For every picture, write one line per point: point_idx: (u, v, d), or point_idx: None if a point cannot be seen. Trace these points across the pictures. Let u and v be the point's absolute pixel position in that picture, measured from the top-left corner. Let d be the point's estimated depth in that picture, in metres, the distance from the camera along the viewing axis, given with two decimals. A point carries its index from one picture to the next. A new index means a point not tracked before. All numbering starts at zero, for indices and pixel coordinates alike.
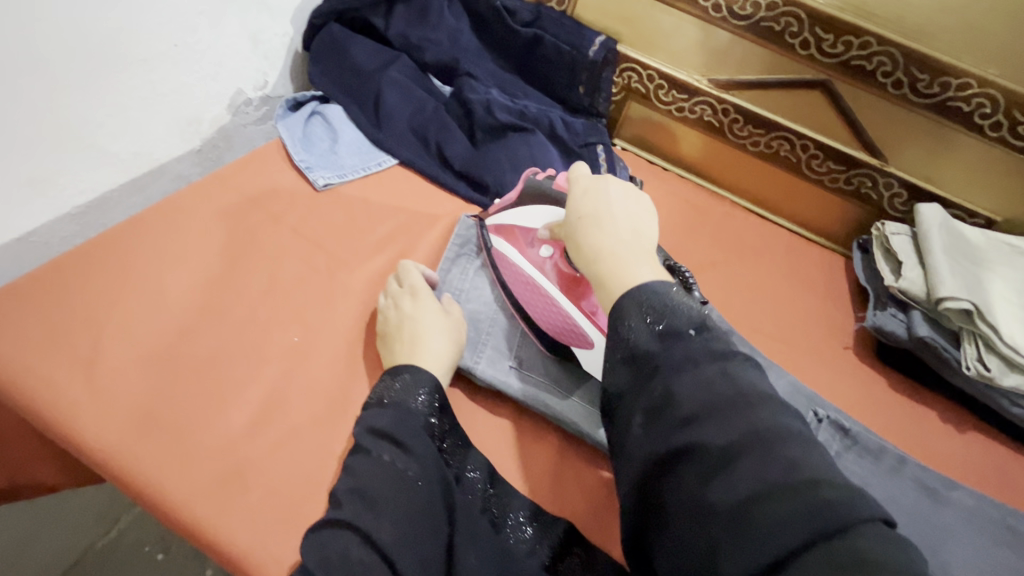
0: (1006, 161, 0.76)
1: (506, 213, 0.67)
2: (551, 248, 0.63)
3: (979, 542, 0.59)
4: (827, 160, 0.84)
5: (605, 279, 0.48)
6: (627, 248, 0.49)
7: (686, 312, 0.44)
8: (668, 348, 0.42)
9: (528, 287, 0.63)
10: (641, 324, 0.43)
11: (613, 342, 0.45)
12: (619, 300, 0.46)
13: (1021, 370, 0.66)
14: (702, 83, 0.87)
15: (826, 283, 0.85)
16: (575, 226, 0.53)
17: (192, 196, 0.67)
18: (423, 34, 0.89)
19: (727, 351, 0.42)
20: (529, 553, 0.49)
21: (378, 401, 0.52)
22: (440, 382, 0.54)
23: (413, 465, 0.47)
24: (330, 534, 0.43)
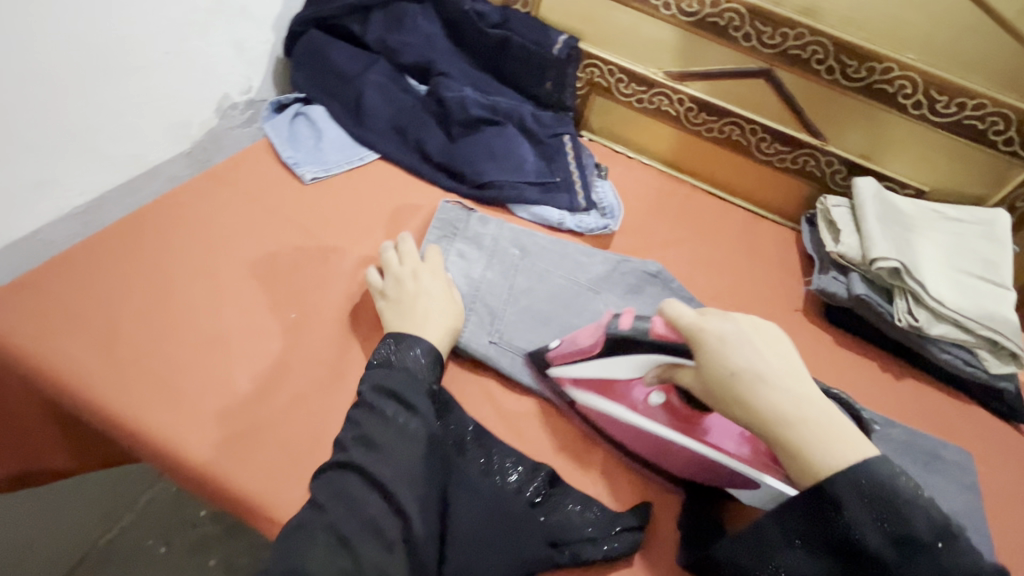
0: (931, 136, 0.85)
1: (585, 367, 0.61)
2: (660, 392, 0.60)
3: (911, 468, 0.67)
4: (774, 142, 0.93)
5: (801, 450, 0.46)
6: (813, 410, 0.46)
7: (925, 514, 0.44)
8: (908, 556, 0.43)
9: (657, 444, 0.59)
10: (874, 525, 0.44)
11: (834, 528, 0.45)
12: (832, 484, 0.45)
13: (946, 319, 0.75)
14: (659, 76, 0.95)
15: (778, 254, 0.92)
16: (733, 389, 0.48)
17: (190, 193, 0.72)
18: (400, 38, 0.95)
19: (973, 563, 0.43)
20: (517, 492, 0.56)
21: (381, 363, 0.57)
22: (439, 349, 0.60)
23: (418, 422, 0.53)
24: (337, 473, 0.49)
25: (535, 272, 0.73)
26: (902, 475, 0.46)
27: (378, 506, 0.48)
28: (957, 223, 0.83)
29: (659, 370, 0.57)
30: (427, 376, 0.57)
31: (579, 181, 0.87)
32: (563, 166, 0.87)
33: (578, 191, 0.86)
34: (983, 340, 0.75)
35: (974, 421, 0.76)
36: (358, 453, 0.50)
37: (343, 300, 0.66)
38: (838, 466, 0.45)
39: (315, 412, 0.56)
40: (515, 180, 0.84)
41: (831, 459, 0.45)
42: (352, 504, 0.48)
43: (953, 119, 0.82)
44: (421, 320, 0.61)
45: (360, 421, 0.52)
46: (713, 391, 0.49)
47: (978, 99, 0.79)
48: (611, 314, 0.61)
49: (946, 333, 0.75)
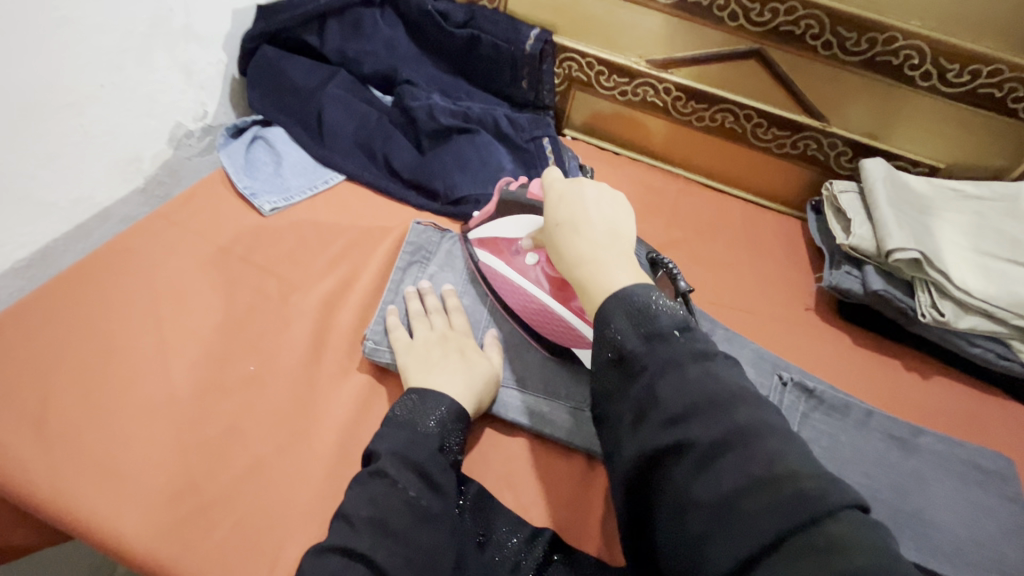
0: (943, 109, 0.77)
1: (487, 226, 0.66)
2: (536, 254, 0.61)
3: (952, 484, 0.60)
4: (771, 127, 0.86)
5: (586, 285, 0.48)
6: (608, 251, 0.48)
7: (669, 312, 0.43)
8: (652, 347, 0.42)
9: (523, 301, 0.61)
10: (624, 325, 0.43)
11: (597, 344, 0.44)
12: (603, 304, 0.45)
13: (974, 311, 0.68)
14: (642, 65, 0.88)
15: (785, 248, 0.85)
16: (554, 233, 0.52)
17: (138, 236, 0.67)
18: (359, 46, 0.88)
19: (710, 350, 0.42)
20: (515, 568, 0.48)
21: (404, 426, 0.49)
22: (467, 412, 0.53)
23: (434, 500, 0.46)
24: (337, 566, 0.41)
25: None
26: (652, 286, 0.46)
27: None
28: (977, 202, 0.77)
29: (533, 231, 0.60)
30: (450, 439, 0.50)
31: None
32: (544, 172, 0.81)
33: None
34: (1018, 331, 0.68)
35: (1013, 418, 0.69)
36: (361, 538, 0.42)
37: (308, 347, 0.60)
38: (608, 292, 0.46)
39: (280, 481, 0.51)
40: (491, 190, 0.78)
41: (607, 288, 0.46)
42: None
43: (966, 88, 0.75)
44: (441, 373, 0.55)
45: (373, 500, 0.44)
46: (545, 236, 0.54)
47: (994, 64, 0.72)
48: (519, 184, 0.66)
49: (976, 326, 0.68)
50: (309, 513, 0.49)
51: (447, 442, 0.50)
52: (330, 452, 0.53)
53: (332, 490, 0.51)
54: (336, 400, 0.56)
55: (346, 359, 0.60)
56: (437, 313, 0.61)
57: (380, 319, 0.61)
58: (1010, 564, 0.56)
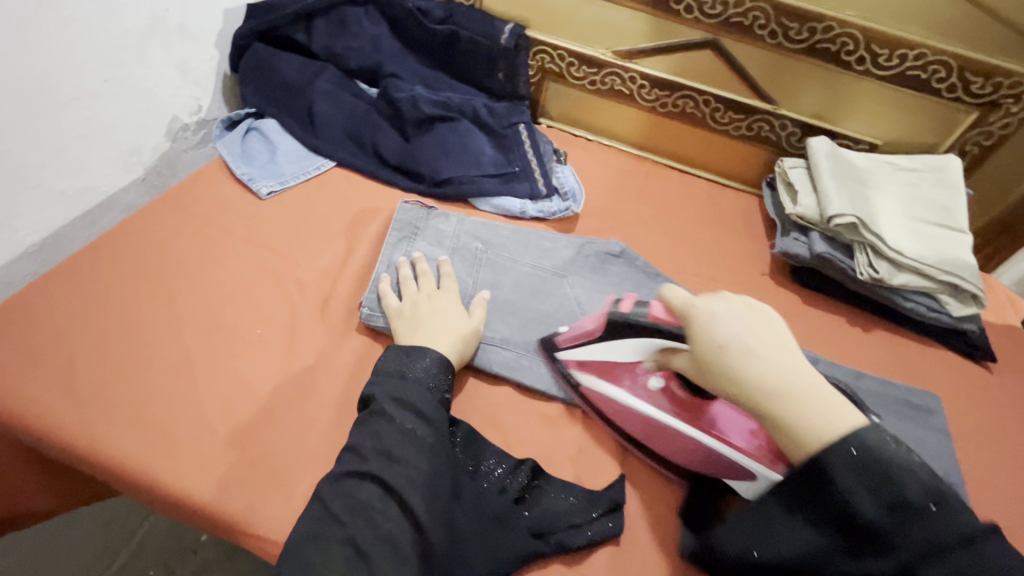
0: (878, 90, 0.86)
1: (586, 348, 0.62)
2: (660, 376, 0.59)
3: (888, 419, 0.68)
4: (728, 111, 0.94)
5: (790, 424, 0.45)
6: (799, 381, 0.46)
7: (917, 481, 0.42)
8: (902, 521, 0.41)
9: (665, 435, 0.57)
10: (864, 494, 0.42)
11: (824, 502, 0.44)
12: (824, 457, 0.43)
13: (906, 269, 0.77)
14: (608, 56, 0.95)
15: (743, 221, 0.93)
16: (723, 362, 0.48)
17: (145, 218, 0.72)
18: (346, 43, 0.94)
19: (972, 523, 0.41)
20: (501, 491, 0.54)
21: (394, 375, 0.56)
22: (451, 361, 0.59)
23: (429, 432, 0.52)
24: (352, 487, 0.49)
25: (501, 264, 0.74)
26: (880, 432, 0.44)
27: (394, 520, 0.47)
28: (911, 173, 0.85)
29: (658, 355, 0.57)
30: (438, 384, 0.57)
31: (538, 168, 0.87)
32: (521, 156, 0.87)
33: (537, 179, 0.86)
34: (944, 285, 0.77)
35: (943, 364, 0.78)
36: (367, 463, 0.49)
37: (307, 313, 0.66)
38: (826, 439, 0.44)
39: (287, 426, 0.57)
40: (473, 173, 0.85)
41: (820, 433, 0.44)
42: (371, 517, 0.47)
43: (896, 71, 0.83)
44: (427, 330, 0.61)
45: (376, 434, 0.51)
46: (701, 363, 0.50)
47: (918, 48, 0.80)
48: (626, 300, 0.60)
49: (908, 282, 0.76)
50: (316, 453, 0.55)
51: (435, 386, 0.56)
52: (333, 402, 0.59)
53: (336, 433, 0.57)
54: (335, 358, 0.62)
55: (344, 322, 0.65)
56: (424, 280, 0.67)
57: (373, 287, 0.67)
58: None
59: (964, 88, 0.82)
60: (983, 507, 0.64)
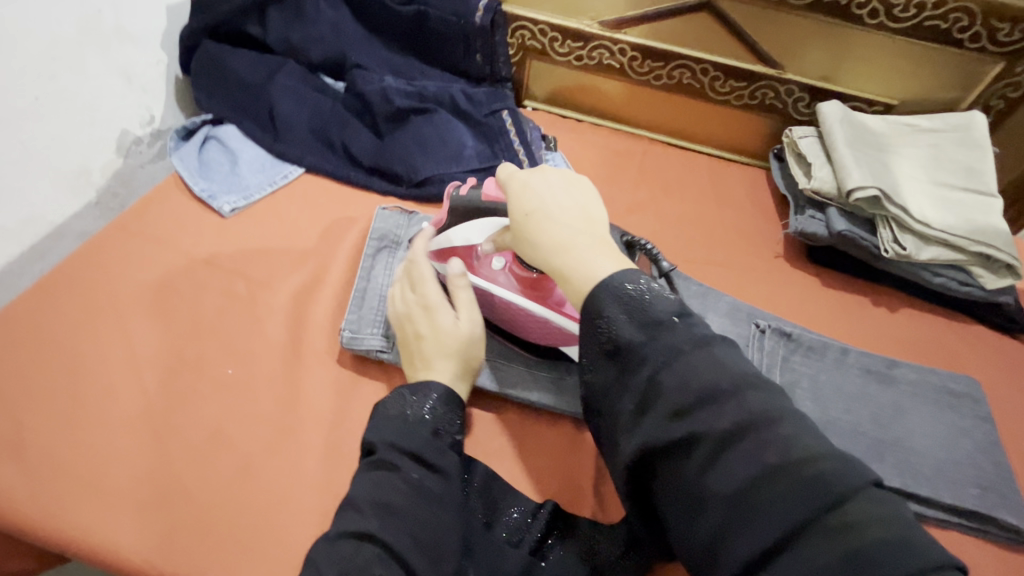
0: (894, 46, 0.78)
1: (443, 236, 0.59)
2: (503, 257, 0.58)
3: (932, 413, 0.62)
4: (728, 79, 0.86)
5: (568, 274, 0.44)
6: (585, 241, 0.44)
7: (663, 298, 0.41)
8: (652, 337, 0.40)
9: (503, 310, 0.58)
10: (621, 319, 0.41)
11: (591, 336, 0.42)
12: (590, 292, 0.42)
13: (935, 242, 0.71)
14: (595, 27, 0.87)
15: (752, 200, 0.87)
16: (523, 225, 0.46)
17: (96, 248, 0.65)
18: (304, 33, 0.85)
19: (709, 334, 0.41)
20: (517, 543, 0.49)
21: (394, 416, 0.49)
22: (461, 399, 0.52)
23: (440, 484, 0.46)
24: (349, 547, 0.42)
25: None
26: (643, 274, 0.43)
27: None
28: (932, 134, 0.78)
29: (496, 234, 0.54)
30: (450, 425, 0.50)
31: (526, 158, 0.80)
32: (507, 145, 0.80)
33: (527, 169, 0.79)
34: (976, 257, 0.71)
35: (976, 341, 0.72)
36: (365, 519, 0.43)
37: (283, 344, 0.59)
38: (594, 280, 0.42)
39: (270, 479, 0.51)
40: (454, 169, 0.77)
41: (592, 274, 0.43)
42: None
43: (913, 22, 0.75)
44: (418, 365, 0.54)
45: (379, 486, 0.45)
46: (511, 229, 0.48)
47: None
48: (465, 188, 0.60)
49: (938, 256, 0.71)
50: (301, 506, 0.50)
51: (448, 428, 0.50)
52: (317, 444, 0.53)
53: (324, 482, 0.51)
54: (318, 395, 0.56)
55: (323, 351, 0.59)
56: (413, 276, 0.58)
57: (351, 310, 0.60)
58: (986, 479, 0.58)
59: (990, 36, 0.74)
60: None
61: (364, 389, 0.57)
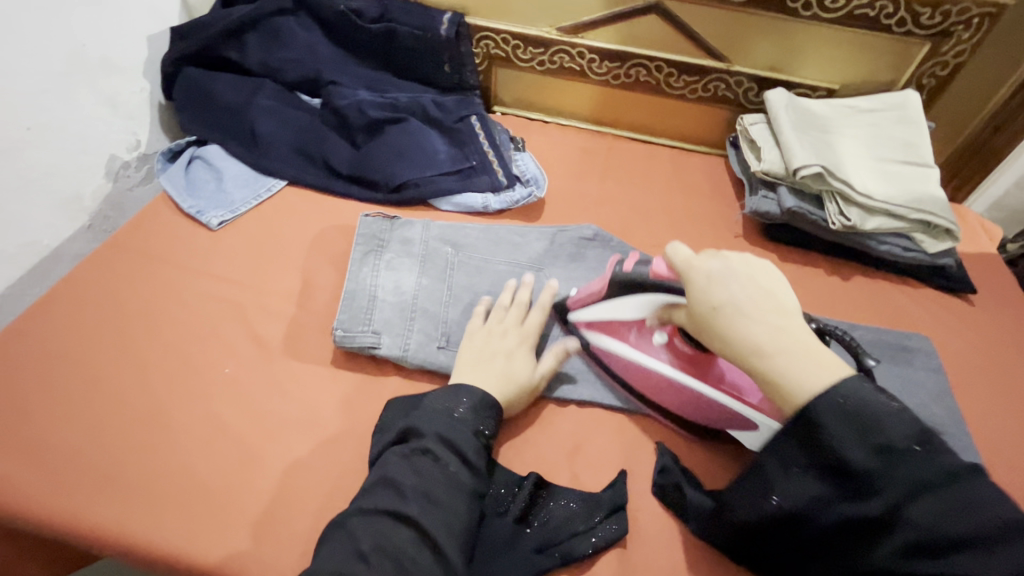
0: (829, 34, 0.84)
1: (593, 307, 0.63)
2: (664, 332, 0.60)
3: (885, 369, 0.67)
4: (681, 75, 0.92)
5: (778, 380, 0.44)
6: (791, 342, 0.44)
7: (902, 420, 0.41)
8: (892, 466, 0.40)
9: (667, 389, 0.59)
10: (852, 442, 0.41)
11: (810, 454, 0.43)
12: (806, 405, 0.43)
13: (877, 213, 0.76)
14: (554, 34, 0.92)
15: (713, 185, 0.92)
16: (712, 319, 0.47)
17: (92, 266, 0.69)
18: (280, 56, 0.91)
19: (962, 466, 0.40)
20: (501, 514, 0.53)
21: (440, 412, 0.54)
22: (495, 401, 0.56)
23: (470, 477, 0.51)
24: (384, 524, 0.46)
25: (475, 266, 0.70)
26: (866, 382, 0.43)
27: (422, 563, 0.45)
28: (871, 114, 0.84)
29: (659, 312, 0.56)
30: (482, 424, 0.55)
31: (496, 159, 0.84)
32: (477, 149, 0.85)
33: (496, 170, 0.83)
34: (916, 224, 0.77)
35: (925, 301, 0.77)
36: (406, 503, 0.47)
37: (276, 342, 0.62)
38: (812, 393, 0.42)
39: (271, 463, 0.54)
40: (428, 173, 0.82)
41: (806, 384, 0.43)
42: (400, 560, 0.45)
43: (844, 12, 0.81)
44: (478, 370, 0.58)
45: (419, 472, 0.49)
46: (697, 321, 0.49)
47: None
48: (630, 261, 0.60)
49: (881, 225, 0.76)
50: (300, 486, 0.53)
51: (481, 427, 0.55)
52: (314, 433, 0.56)
53: (321, 464, 0.55)
54: (311, 385, 0.60)
55: (313, 347, 0.62)
56: (514, 309, 0.64)
57: (342, 308, 0.63)
58: (937, 424, 0.63)
59: (914, 20, 0.80)
60: (983, 438, 0.65)
61: (356, 379, 0.61)
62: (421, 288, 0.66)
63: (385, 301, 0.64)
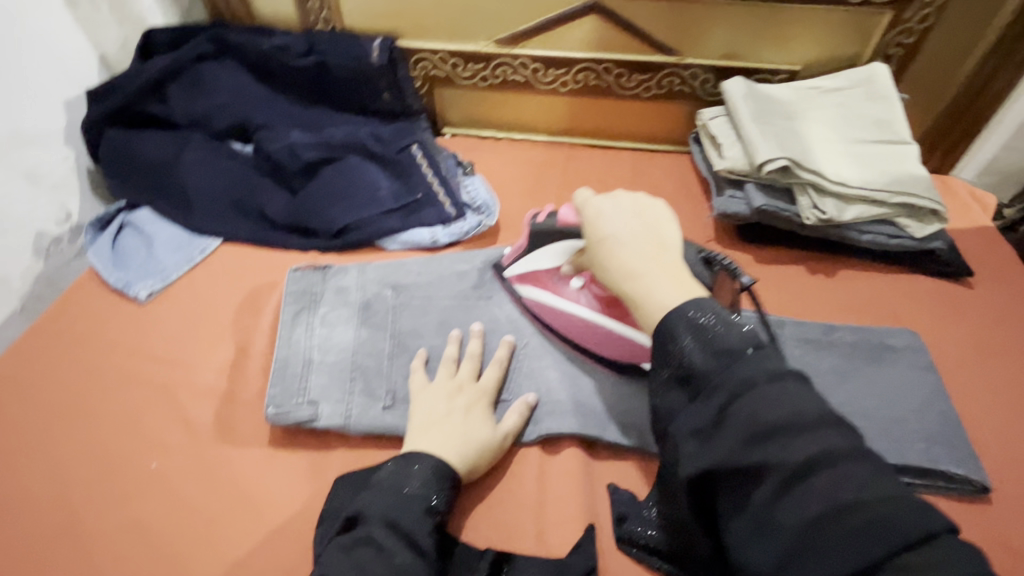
0: (783, 15, 0.78)
1: (520, 262, 0.63)
2: (580, 277, 0.60)
3: (876, 375, 0.60)
4: (632, 74, 0.87)
5: (640, 300, 0.47)
6: (657, 266, 0.48)
7: (739, 331, 0.42)
8: (725, 366, 0.41)
9: (588, 332, 0.59)
10: (692, 345, 0.43)
11: (664, 362, 0.44)
12: (665, 320, 0.45)
13: (856, 201, 0.70)
14: (491, 47, 0.87)
15: (678, 187, 0.86)
16: (596, 249, 0.51)
17: (13, 359, 0.64)
18: (205, 104, 0.85)
19: (787, 368, 0.40)
20: None
21: (388, 490, 0.47)
22: (454, 471, 0.50)
23: (422, 567, 0.44)
24: None
25: (419, 304, 0.66)
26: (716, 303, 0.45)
27: None
28: (837, 93, 0.78)
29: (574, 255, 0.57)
30: (437, 500, 0.48)
31: (441, 188, 0.79)
32: (420, 179, 0.79)
33: (443, 199, 0.78)
34: (899, 208, 0.70)
35: (917, 290, 0.71)
36: None
37: (207, 427, 0.57)
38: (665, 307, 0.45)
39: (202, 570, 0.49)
40: (370, 212, 0.77)
41: (662, 300, 0.46)
42: None
43: None
44: (432, 435, 0.52)
45: (362, 567, 0.42)
46: (587, 253, 0.53)
47: None
48: (546, 214, 0.63)
49: (861, 214, 0.70)
50: None
51: (434, 504, 0.48)
52: (252, 528, 0.51)
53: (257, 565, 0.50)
54: (245, 473, 0.54)
55: (250, 427, 0.57)
56: (467, 364, 0.58)
57: (274, 380, 0.57)
58: (939, 434, 0.56)
59: None
60: (993, 441, 0.58)
61: (297, 457, 0.55)
62: (361, 344, 0.61)
63: (324, 365, 0.59)
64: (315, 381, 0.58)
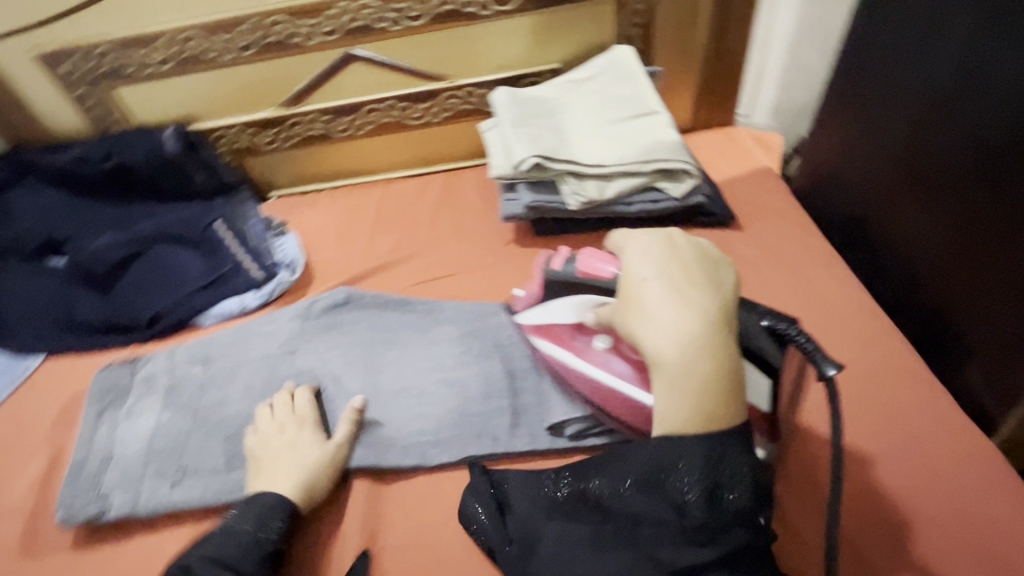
0: (524, 23, 0.84)
1: (535, 310, 0.64)
2: (607, 337, 0.58)
3: None
4: (415, 104, 0.91)
5: (670, 358, 0.46)
6: (703, 326, 0.46)
7: (750, 478, 0.44)
8: (726, 513, 0.43)
9: (610, 396, 0.57)
10: (709, 488, 0.43)
11: (665, 473, 0.44)
12: (690, 435, 0.44)
13: (614, 176, 0.75)
14: (278, 111, 0.91)
15: (484, 198, 0.91)
16: (635, 290, 0.49)
17: None
18: (11, 231, 0.86)
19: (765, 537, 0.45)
20: None
21: (224, 532, 0.53)
22: (288, 501, 0.55)
23: None
24: None
25: (225, 376, 0.69)
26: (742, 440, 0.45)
27: None
28: (592, 80, 0.84)
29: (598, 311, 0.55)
30: (267, 530, 0.53)
31: (248, 255, 0.83)
32: (228, 253, 0.82)
33: (250, 266, 0.82)
34: (656, 172, 0.75)
35: None
36: None
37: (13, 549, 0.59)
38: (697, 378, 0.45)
39: None
40: (182, 295, 0.80)
41: (699, 363, 0.45)
42: None
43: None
44: (269, 473, 0.57)
45: None
46: (620, 292, 0.51)
47: None
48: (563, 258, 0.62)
49: (621, 187, 0.75)
50: None
51: (265, 534, 0.53)
52: None
53: None
54: None
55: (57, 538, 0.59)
56: (283, 407, 0.63)
57: (66, 486, 0.61)
58: None
59: None
60: None
61: (103, 555, 0.58)
62: (158, 429, 0.64)
63: (121, 458, 0.62)
64: (111, 475, 0.61)
